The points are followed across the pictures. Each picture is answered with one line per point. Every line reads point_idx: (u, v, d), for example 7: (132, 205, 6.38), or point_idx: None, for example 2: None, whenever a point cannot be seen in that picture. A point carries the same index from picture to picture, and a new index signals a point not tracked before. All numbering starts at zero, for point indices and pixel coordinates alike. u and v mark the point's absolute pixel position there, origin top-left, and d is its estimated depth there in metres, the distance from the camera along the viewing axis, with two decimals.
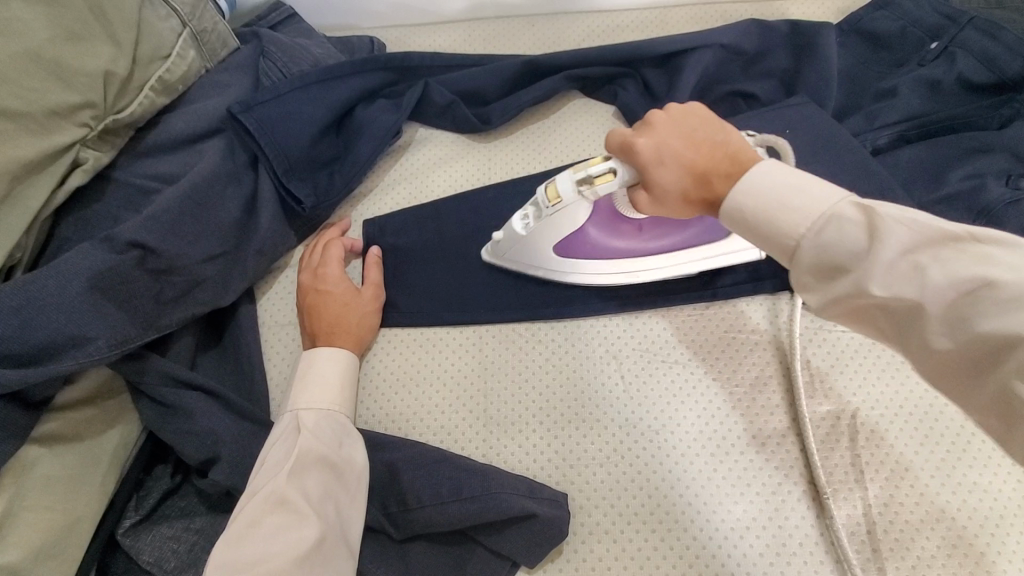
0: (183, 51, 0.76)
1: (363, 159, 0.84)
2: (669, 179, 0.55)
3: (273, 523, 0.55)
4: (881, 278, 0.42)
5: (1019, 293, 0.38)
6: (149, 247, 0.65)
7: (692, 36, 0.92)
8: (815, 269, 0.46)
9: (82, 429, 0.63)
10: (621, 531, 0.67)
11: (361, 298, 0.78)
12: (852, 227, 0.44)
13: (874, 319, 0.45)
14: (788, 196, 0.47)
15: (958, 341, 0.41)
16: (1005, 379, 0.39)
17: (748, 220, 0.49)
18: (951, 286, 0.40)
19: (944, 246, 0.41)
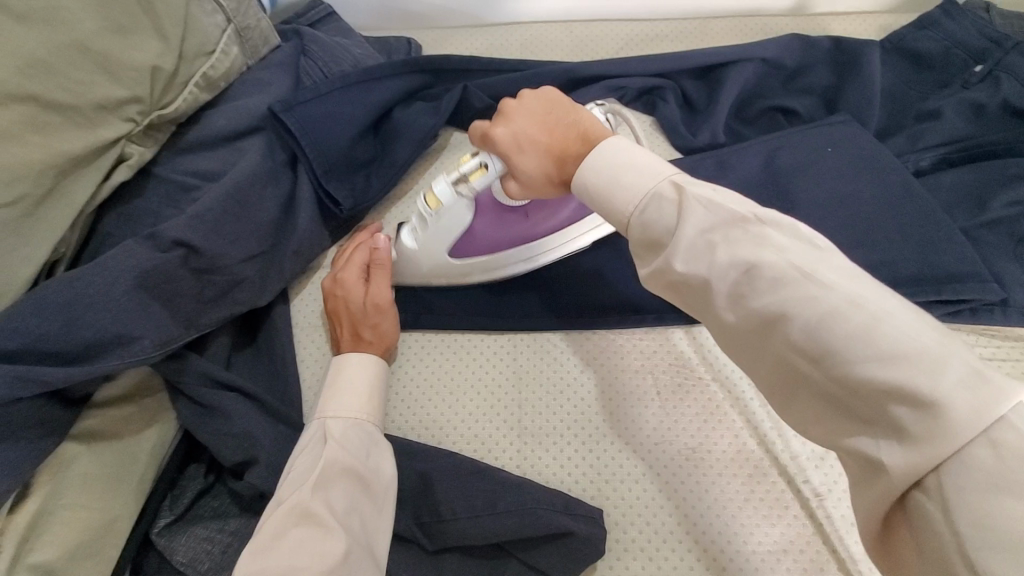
0: (227, 47, 0.75)
1: (401, 162, 0.83)
2: (532, 166, 0.59)
3: (298, 537, 0.53)
4: (682, 254, 0.44)
5: (784, 271, 0.39)
6: (193, 246, 0.64)
7: (733, 48, 0.91)
8: (643, 243, 0.48)
9: (121, 426, 0.63)
10: (657, 550, 0.66)
11: (373, 307, 0.73)
12: (666, 205, 0.46)
13: (676, 294, 0.46)
14: (611, 176, 0.50)
15: (739, 316, 0.41)
16: (780, 351, 0.39)
17: (592, 193, 0.52)
18: (732, 262, 0.41)
19: (736, 227, 0.42)
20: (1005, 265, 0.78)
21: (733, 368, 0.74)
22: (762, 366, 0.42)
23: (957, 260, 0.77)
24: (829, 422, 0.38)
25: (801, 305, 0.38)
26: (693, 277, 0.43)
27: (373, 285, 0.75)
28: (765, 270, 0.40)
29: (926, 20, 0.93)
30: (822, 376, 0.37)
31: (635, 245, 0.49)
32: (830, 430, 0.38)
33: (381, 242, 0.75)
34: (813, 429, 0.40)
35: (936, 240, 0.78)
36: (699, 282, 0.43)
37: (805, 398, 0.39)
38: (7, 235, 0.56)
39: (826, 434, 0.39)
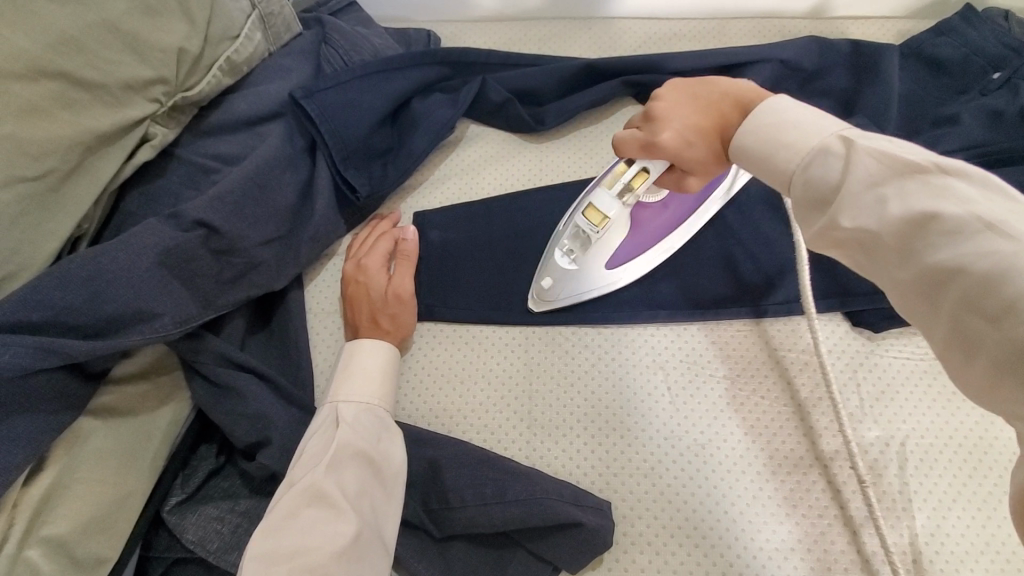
0: (251, 32, 0.76)
1: (418, 152, 0.84)
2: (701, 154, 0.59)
3: (310, 517, 0.54)
4: (849, 210, 0.43)
5: (961, 223, 0.37)
6: (213, 227, 0.65)
7: (751, 49, 0.92)
8: (806, 201, 0.47)
9: (136, 403, 0.63)
10: (664, 544, 0.66)
11: (394, 296, 0.74)
12: (834, 157, 0.44)
13: (845, 251, 0.45)
14: (777, 137, 0.49)
15: (911, 273, 0.40)
16: (952, 309, 0.37)
17: (754, 158, 0.51)
18: (903, 214, 0.40)
19: (911, 179, 0.40)
20: None
21: (747, 365, 0.74)
22: (933, 327, 0.40)
23: None
24: (1006, 386, 0.35)
25: (980, 259, 0.36)
26: (859, 233, 0.42)
27: (397, 275, 0.76)
28: (946, 219, 0.38)
29: (944, 28, 0.93)
30: (1006, 336, 0.34)
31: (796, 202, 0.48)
32: (1006, 398, 0.35)
33: (410, 234, 0.78)
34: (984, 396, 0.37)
35: None
36: (866, 239, 0.42)
37: (975, 362, 0.37)
38: (33, 210, 0.57)
39: (1003, 400, 0.36)
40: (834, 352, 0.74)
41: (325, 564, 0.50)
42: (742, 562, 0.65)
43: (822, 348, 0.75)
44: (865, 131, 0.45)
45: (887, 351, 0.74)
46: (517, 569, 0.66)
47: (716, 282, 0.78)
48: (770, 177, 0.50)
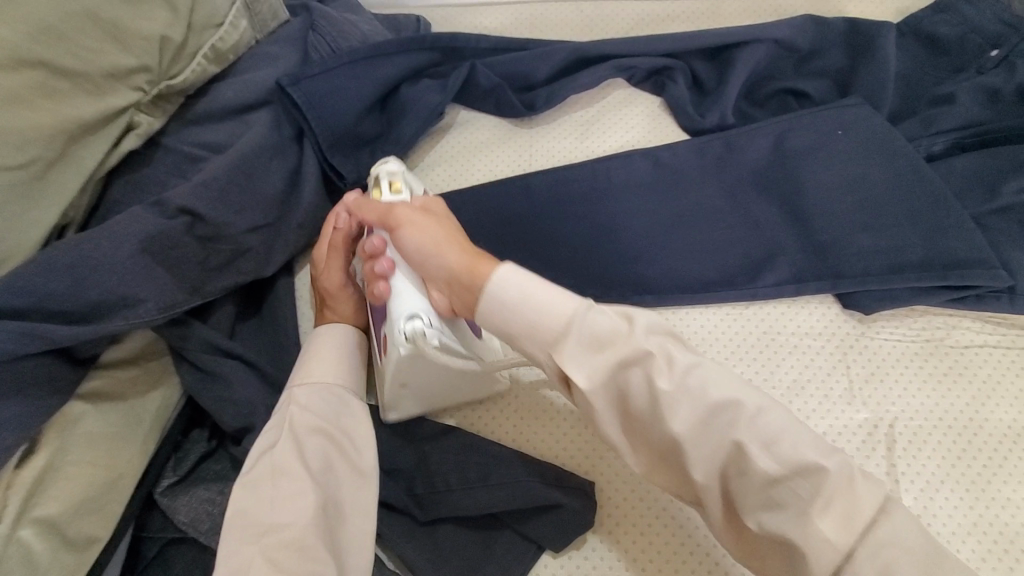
0: (236, 20, 0.76)
1: (406, 138, 0.84)
2: (437, 229, 0.61)
3: (276, 496, 0.56)
4: (641, 360, 0.50)
5: (717, 379, 0.50)
6: (197, 214, 0.66)
7: (745, 29, 0.90)
8: (587, 341, 0.51)
9: (126, 388, 0.64)
10: (646, 525, 0.66)
11: (325, 291, 0.72)
12: (605, 315, 0.52)
13: (611, 404, 0.52)
14: (523, 296, 0.53)
15: (688, 420, 0.49)
16: (733, 448, 0.48)
17: (508, 305, 0.54)
18: (684, 367, 0.50)
19: (676, 342, 0.51)
20: (1015, 252, 0.77)
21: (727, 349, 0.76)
22: (695, 468, 0.49)
23: (966, 247, 0.76)
24: (762, 506, 0.48)
25: (744, 408, 0.49)
26: (639, 388, 0.50)
27: (324, 268, 0.72)
28: (709, 377, 0.50)
29: (943, 5, 0.91)
30: (766, 466, 0.47)
31: (563, 359, 0.51)
32: (762, 520, 0.48)
33: (342, 224, 0.71)
34: (747, 514, 0.48)
35: (945, 226, 0.77)
36: (646, 390, 0.50)
37: (742, 491, 0.48)
38: (19, 198, 0.58)
39: (758, 519, 0.48)
40: (825, 335, 0.76)
41: (298, 538, 0.53)
42: None
43: (810, 331, 0.76)
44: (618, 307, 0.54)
45: (878, 333, 0.76)
46: (503, 548, 0.65)
47: (705, 268, 0.79)
48: (525, 335, 0.53)
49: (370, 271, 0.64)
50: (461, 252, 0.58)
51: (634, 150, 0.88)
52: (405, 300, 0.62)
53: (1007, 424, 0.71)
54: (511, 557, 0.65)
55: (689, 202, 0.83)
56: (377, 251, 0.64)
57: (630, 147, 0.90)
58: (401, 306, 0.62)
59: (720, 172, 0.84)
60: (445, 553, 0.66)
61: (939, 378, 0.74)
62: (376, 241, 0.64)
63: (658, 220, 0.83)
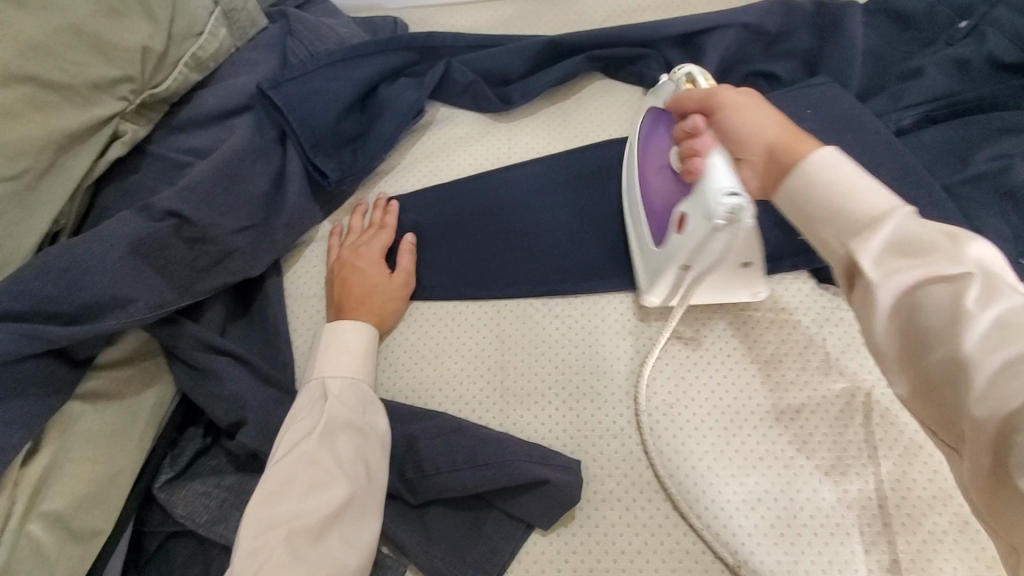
0: (215, 28, 0.79)
1: (387, 135, 0.86)
2: (769, 110, 0.59)
3: (304, 485, 0.59)
4: (915, 270, 0.43)
5: (1014, 319, 0.39)
6: (185, 216, 0.68)
7: (714, 14, 0.92)
8: (899, 249, 0.44)
9: (122, 388, 0.66)
10: (633, 500, 0.68)
11: (381, 289, 0.78)
12: (922, 223, 0.45)
13: (896, 317, 0.44)
14: (833, 174, 0.49)
15: (972, 354, 0.40)
16: (1012, 397, 0.37)
17: (818, 180, 0.50)
18: (980, 300, 0.41)
19: (995, 278, 0.41)
20: (987, 219, 0.78)
21: (704, 324, 0.76)
22: (974, 404, 0.39)
23: (936, 216, 0.77)
24: None
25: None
26: (939, 301, 0.42)
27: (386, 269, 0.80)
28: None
29: None
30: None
31: (857, 243, 0.46)
32: None
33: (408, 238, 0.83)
34: (1016, 474, 0.37)
35: (915, 197, 0.79)
36: (949, 307, 0.41)
37: (1021, 441, 0.36)
38: (12, 207, 0.60)
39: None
40: (802, 309, 0.75)
41: (319, 527, 0.57)
42: (715, 514, 0.66)
43: None
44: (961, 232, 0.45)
45: None
46: (492, 529, 0.68)
47: None
48: (827, 220, 0.49)
49: (688, 148, 0.63)
50: (791, 131, 0.56)
51: (611, 138, 0.90)
52: (721, 177, 0.58)
53: None
54: (501, 535, 0.67)
55: None
56: (698, 130, 0.64)
57: (607, 135, 0.92)
58: (715, 182, 0.59)
59: None
60: (435, 535, 0.68)
61: None
62: (698, 120, 0.64)
63: None
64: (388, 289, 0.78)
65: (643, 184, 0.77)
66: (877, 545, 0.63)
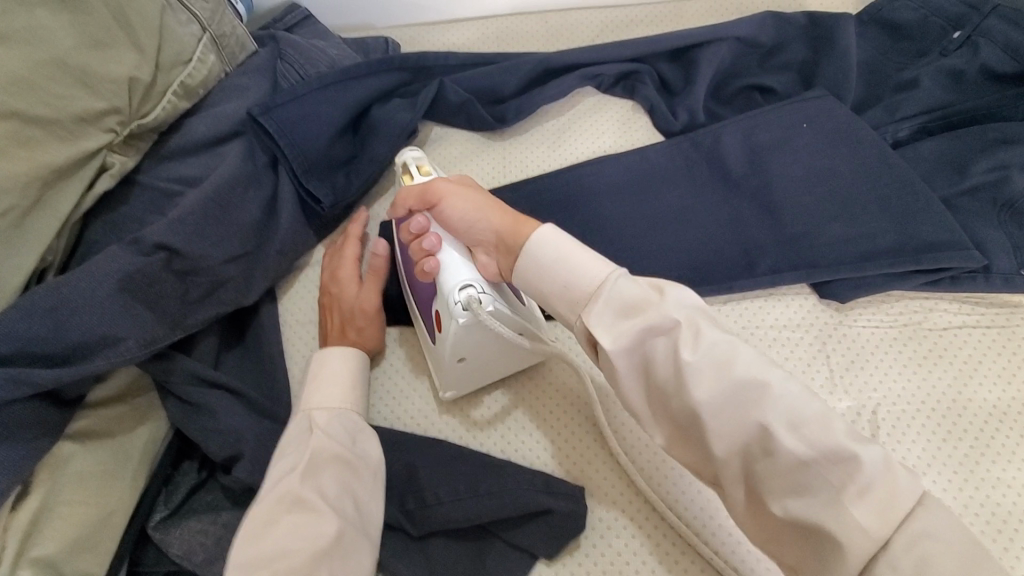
0: (204, 55, 0.78)
1: (380, 159, 0.85)
2: (475, 194, 0.63)
3: (290, 522, 0.54)
4: (647, 333, 0.49)
5: (722, 361, 0.47)
6: (175, 249, 0.67)
7: (707, 29, 0.91)
8: (619, 309, 0.51)
9: (113, 426, 0.65)
10: (639, 527, 0.67)
11: (357, 311, 0.75)
12: (634, 283, 0.51)
13: (636, 370, 0.51)
14: (563, 258, 0.55)
15: (708, 400, 0.46)
16: (751, 432, 0.46)
17: (547, 265, 0.55)
18: (713, 350, 0.47)
19: (704, 325, 0.48)
20: (987, 230, 0.78)
21: None
22: (717, 444, 0.47)
23: (936, 229, 0.76)
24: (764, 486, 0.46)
25: (756, 390, 0.46)
26: (665, 357, 0.48)
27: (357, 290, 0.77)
28: (742, 357, 0.47)
29: None
30: (794, 449, 0.44)
31: (589, 318, 0.51)
32: (787, 501, 0.45)
33: (380, 248, 0.77)
34: (771, 497, 0.45)
35: (914, 210, 0.78)
36: (671, 360, 0.48)
37: (765, 471, 0.45)
38: None
39: (784, 502, 0.45)
40: (802, 326, 0.77)
41: (309, 566, 0.52)
42: (722, 538, 0.65)
43: (788, 323, 0.77)
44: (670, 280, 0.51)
45: (856, 321, 0.77)
46: (495, 560, 0.66)
47: (683, 263, 0.80)
48: (558, 295, 0.55)
49: (418, 250, 0.65)
50: (498, 214, 0.61)
51: (607, 155, 0.90)
52: (457, 270, 0.63)
53: (991, 404, 0.71)
54: (504, 567, 0.65)
55: (666, 203, 0.84)
56: (424, 229, 0.65)
57: (601, 152, 0.91)
58: (453, 275, 0.63)
59: (691, 172, 0.86)
60: (437, 567, 0.66)
61: (919, 363, 0.74)
62: (421, 219, 0.65)
63: (632, 223, 0.83)
64: (359, 315, 0.75)
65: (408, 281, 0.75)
66: None
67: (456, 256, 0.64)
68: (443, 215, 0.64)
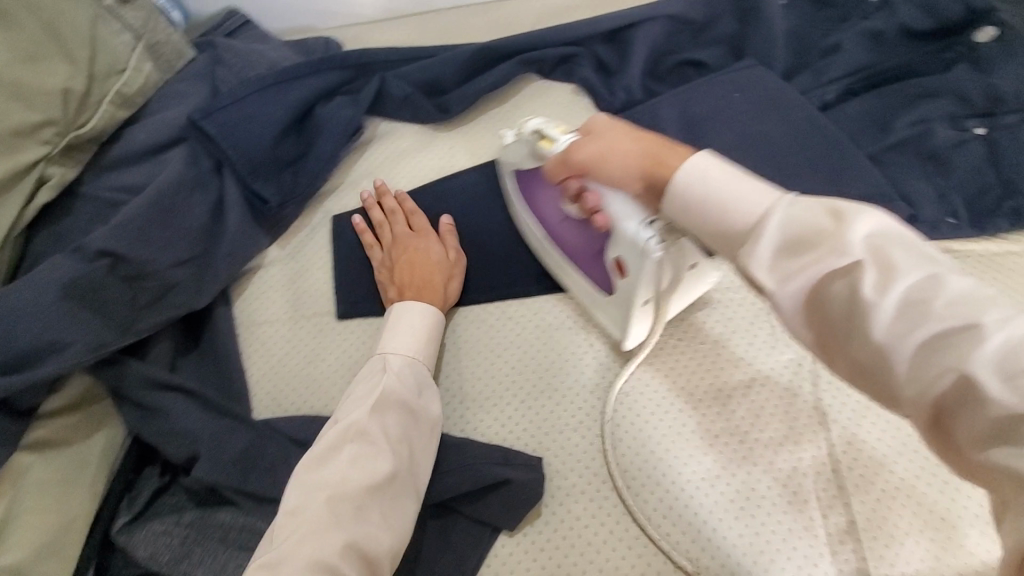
0: (139, 64, 0.78)
1: (325, 155, 0.86)
2: (618, 133, 0.60)
3: (353, 452, 0.58)
4: (812, 265, 0.42)
5: (918, 296, 0.38)
6: (119, 255, 0.68)
7: (638, 10, 0.94)
8: (784, 245, 0.44)
9: (70, 434, 0.66)
10: (597, 491, 0.69)
11: (442, 268, 0.78)
12: (812, 211, 0.43)
13: (804, 311, 0.43)
14: (719, 191, 0.48)
15: (885, 337, 0.39)
16: (944, 373, 0.36)
17: (697, 202, 0.50)
18: (903, 278, 0.39)
19: (890, 253, 0.40)
20: (914, 183, 0.81)
21: None
22: (903, 385, 0.39)
23: (865, 185, 0.80)
24: (973, 434, 0.36)
25: (948, 328, 0.36)
26: (841, 293, 0.41)
27: (431, 250, 0.79)
28: (943, 288, 0.38)
29: None
30: (1003, 400, 0.33)
31: (747, 257, 0.45)
32: (992, 454, 0.34)
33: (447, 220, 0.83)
34: (973, 449, 0.36)
35: (843, 169, 0.81)
36: (850, 297, 0.40)
37: (963, 421, 0.36)
38: None
39: (985, 452, 0.35)
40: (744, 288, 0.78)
41: (361, 496, 0.55)
42: (677, 494, 0.68)
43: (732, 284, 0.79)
44: (863, 206, 0.43)
45: None
46: (459, 534, 0.68)
47: None
48: (712, 229, 0.49)
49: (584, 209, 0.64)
50: (639, 154, 0.57)
51: None
52: (630, 217, 0.59)
53: None
54: (468, 540, 0.67)
55: None
56: (582, 191, 0.63)
57: (547, 136, 0.93)
58: (628, 224, 0.59)
59: None
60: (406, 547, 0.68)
61: None
62: (576, 183, 0.63)
63: None
64: (447, 267, 0.79)
65: (557, 239, 0.75)
66: (833, 508, 0.66)
67: (620, 202, 0.59)
68: (593, 169, 0.60)
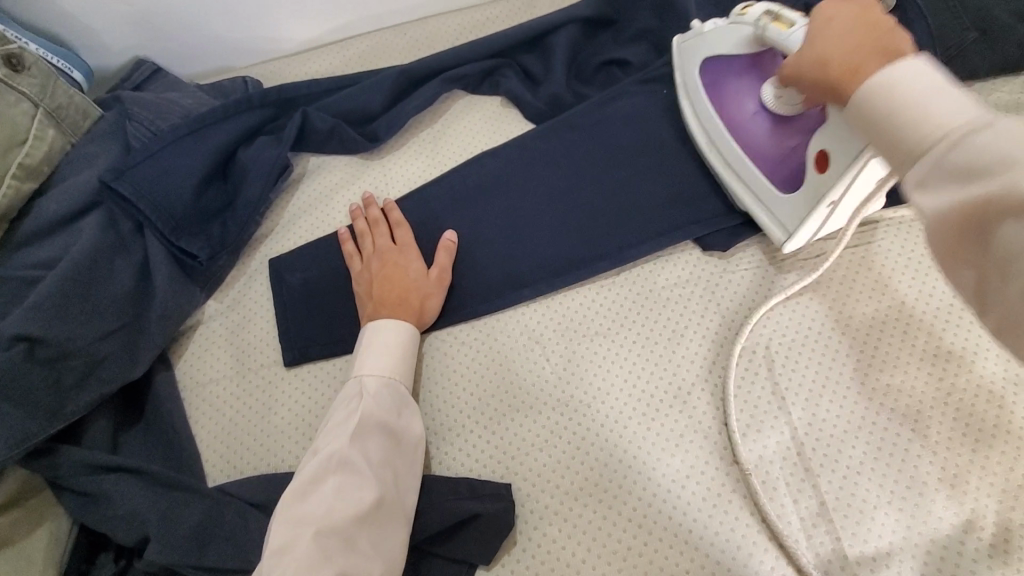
0: (40, 131, 0.75)
1: (253, 199, 0.83)
2: (844, 23, 0.54)
3: (335, 482, 0.55)
4: (975, 189, 0.39)
5: None
6: (36, 337, 0.65)
7: (553, 15, 0.94)
8: (954, 165, 0.40)
9: (11, 533, 0.63)
10: (571, 509, 0.68)
11: (419, 284, 0.76)
12: (1012, 135, 0.39)
13: (966, 243, 0.41)
14: (928, 97, 0.43)
15: None
16: None
17: (883, 110, 0.45)
18: None
19: None
20: None
21: (597, 322, 0.77)
22: None
23: None
24: None
25: None
26: (1012, 226, 0.38)
27: (413, 266, 0.77)
28: None
29: None
30: None
31: (918, 171, 0.42)
32: None
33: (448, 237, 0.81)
34: None
35: None
36: (1021, 229, 0.38)
37: None
38: None
39: None
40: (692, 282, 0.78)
41: (347, 529, 0.53)
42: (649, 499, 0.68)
43: (679, 280, 0.79)
44: None
45: (740, 264, 0.78)
46: None
47: (575, 242, 0.81)
48: (895, 140, 0.44)
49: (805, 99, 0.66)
50: (862, 36, 0.52)
51: (484, 151, 0.90)
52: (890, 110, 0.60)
53: (869, 316, 0.73)
54: None
55: (547, 187, 0.85)
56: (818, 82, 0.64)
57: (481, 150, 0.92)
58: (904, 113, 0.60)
59: (567, 153, 0.86)
60: None
61: (798, 296, 0.75)
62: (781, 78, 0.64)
63: (517, 214, 0.84)
64: (425, 286, 0.76)
65: (735, 129, 0.75)
66: (802, 491, 0.67)
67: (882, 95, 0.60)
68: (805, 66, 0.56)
